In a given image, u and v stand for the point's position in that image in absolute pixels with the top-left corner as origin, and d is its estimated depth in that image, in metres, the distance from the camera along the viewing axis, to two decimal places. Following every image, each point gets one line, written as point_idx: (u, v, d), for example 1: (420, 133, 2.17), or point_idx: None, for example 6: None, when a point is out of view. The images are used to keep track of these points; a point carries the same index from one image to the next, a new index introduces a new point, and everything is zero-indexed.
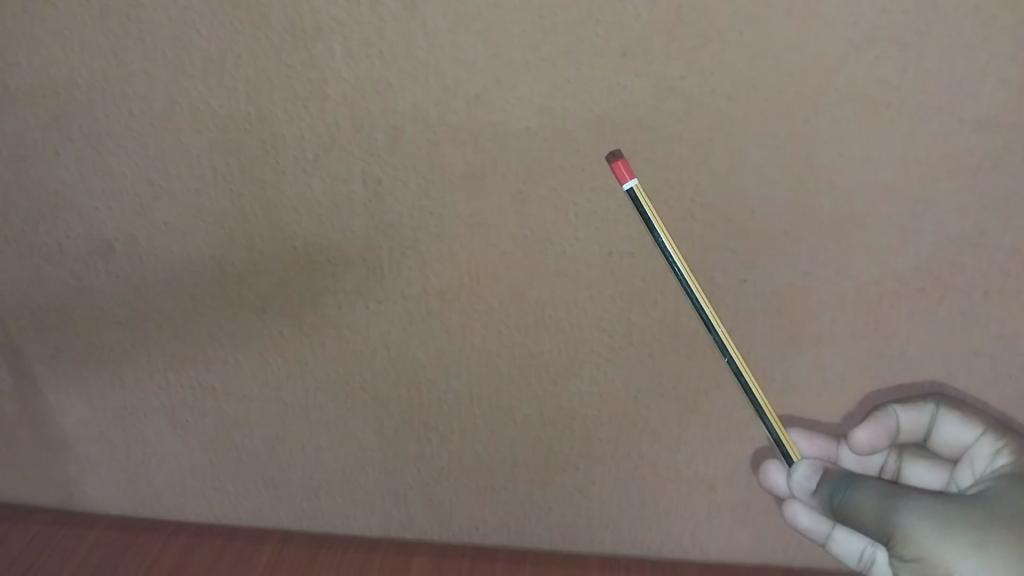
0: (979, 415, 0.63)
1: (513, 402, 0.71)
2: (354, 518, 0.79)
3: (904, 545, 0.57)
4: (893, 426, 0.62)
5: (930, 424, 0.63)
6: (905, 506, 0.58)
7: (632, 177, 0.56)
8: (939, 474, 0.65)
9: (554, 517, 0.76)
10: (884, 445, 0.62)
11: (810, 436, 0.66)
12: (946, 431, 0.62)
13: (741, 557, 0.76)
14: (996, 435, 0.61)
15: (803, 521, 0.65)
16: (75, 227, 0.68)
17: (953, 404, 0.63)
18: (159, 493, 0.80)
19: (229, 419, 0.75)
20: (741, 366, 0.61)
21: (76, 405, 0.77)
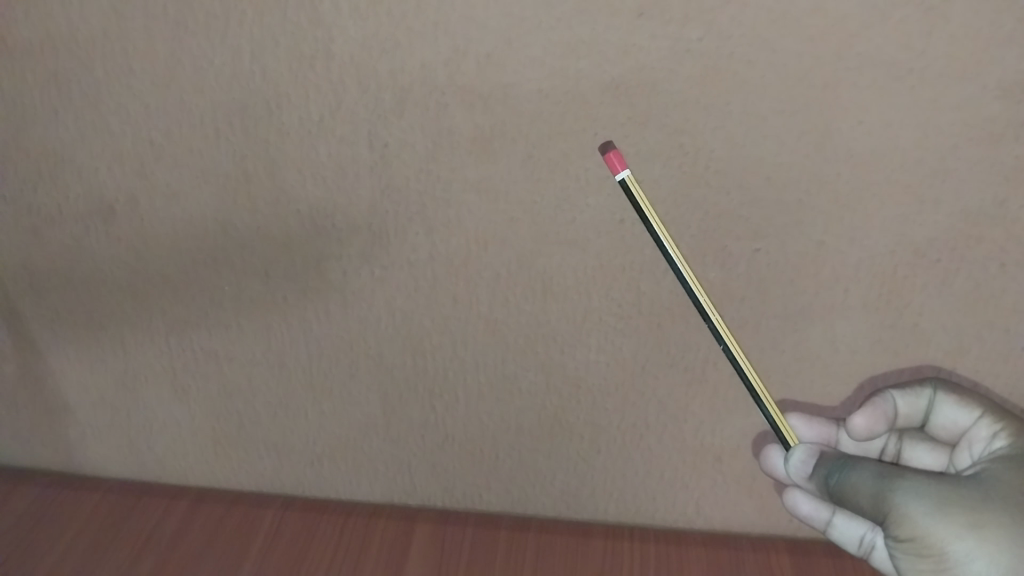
0: (978, 398, 0.62)
1: (519, 370, 0.70)
2: (357, 485, 0.78)
3: (899, 525, 0.56)
4: (891, 411, 0.62)
5: (928, 408, 0.63)
6: (900, 487, 0.57)
7: (625, 168, 0.58)
8: (939, 457, 0.66)
9: (559, 485, 0.76)
10: (882, 429, 0.62)
11: (809, 422, 0.66)
12: (943, 416, 0.62)
13: (745, 527, 0.76)
14: (994, 418, 0.61)
15: (803, 508, 0.66)
16: (75, 188, 0.67)
17: (951, 387, 0.62)
18: (161, 458, 0.80)
19: (231, 384, 0.75)
20: (737, 353, 0.62)
21: (77, 368, 0.76)
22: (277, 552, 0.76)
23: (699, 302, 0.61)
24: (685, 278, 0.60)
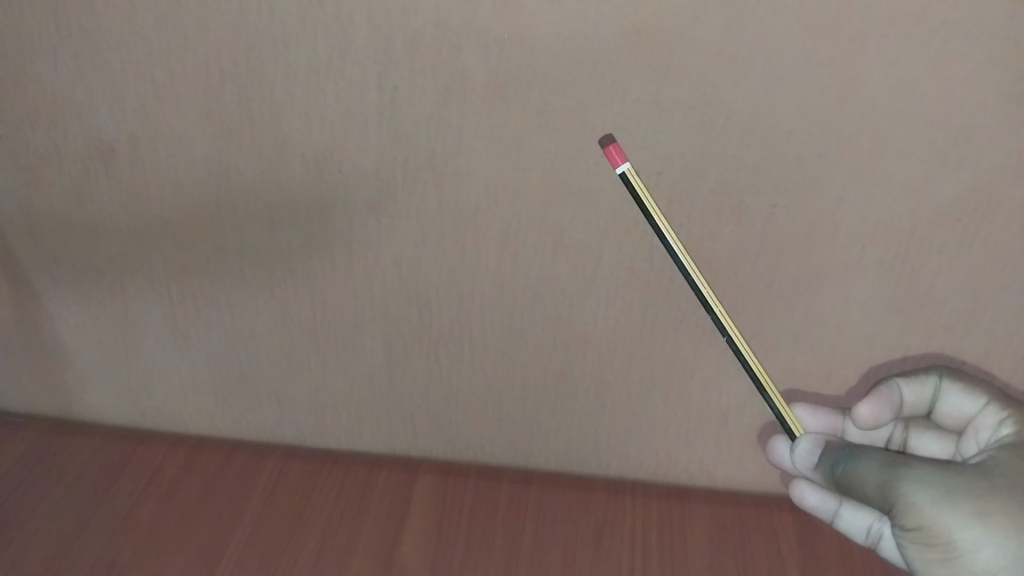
0: (984, 386, 0.61)
1: (526, 325, 0.69)
2: (359, 436, 0.78)
3: (905, 514, 0.54)
4: (896, 399, 0.61)
5: (934, 396, 0.62)
6: (906, 475, 0.55)
7: (625, 162, 0.57)
8: (945, 445, 0.65)
9: (562, 440, 0.76)
10: (887, 418, 0.61)
11: (814, 412, 0.66)
12: (949, 403, 0.62)
13: (747, 485, 0.76)
14: (1000, 405, 0.60)
15: (810, 500, 0.65)
16: (73, 128, 0.65)
17: (957, 374, 0.62)
18: (160, 405, 0.79)
19: (233, 333, 0.74)
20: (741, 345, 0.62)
21: (75, 313, 0.75)
22: (281, 493, 0.76)
23: (700, 291, 0.60)
24: (684, 266, 0.59)
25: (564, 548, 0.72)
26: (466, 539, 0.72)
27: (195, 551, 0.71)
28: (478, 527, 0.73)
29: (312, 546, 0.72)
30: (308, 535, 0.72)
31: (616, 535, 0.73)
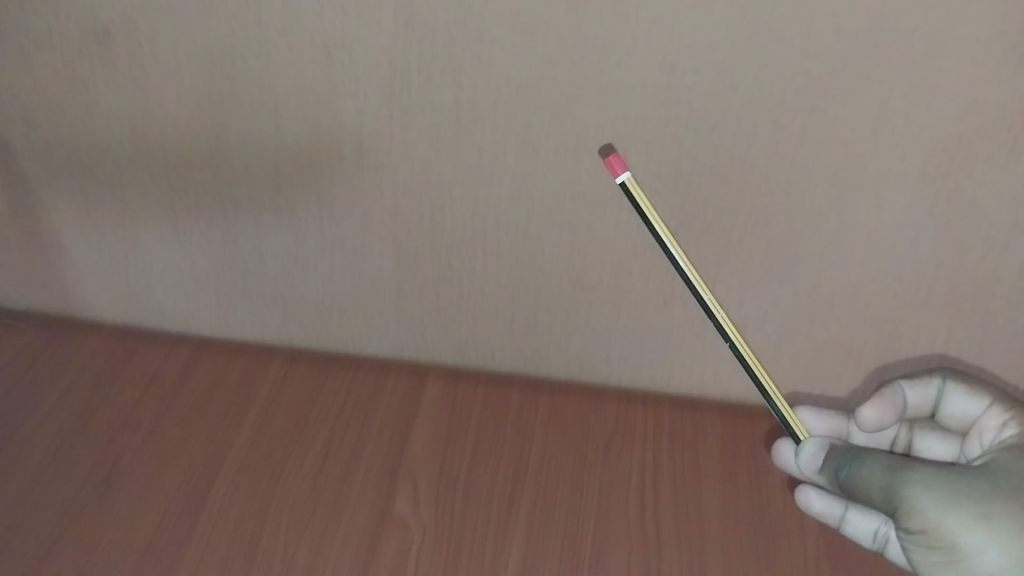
0: (987, 389, 0.65)
1: (544, 231, 0.67)
2: (367, 339, 0.77)
3: (910, 517, 0.58)
4: (900, 401, 0.66)
5: (937, 398, 0.66)
6: (910, 479, 0.59)
7: (626, 171, 0.59)
8: (950, 448, 0.67)
9: (575, 348, 0.74)
10: (891, 420, 0.66)
11: (820, 415, 0.70)
12: (953, 405, 0.66)
13: (759, 397, 0.75)
14: (1003, 407, 0.64)
15: (816, 506, 0.67)
16: (64, 6, 0.60)
17: (960, 377, 0.66)
18: (161, 303, 0.77)
19: (236, 232, 0.71)
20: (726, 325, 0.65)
21: (71, 207, 0.72)
22: (286, 395, 0.75)
23: (703, 301, 0.64)
24: (686, 273, 0.63)
25: (572, 455, 0.72)
26: (474, 444, 0.72)
27: (199, 448, 0.71)
28: (485, 434, 0.73)
29: (317, 448, 0.71)
30: (314, 436, 0.72)
31: (625, 444, 0.73)
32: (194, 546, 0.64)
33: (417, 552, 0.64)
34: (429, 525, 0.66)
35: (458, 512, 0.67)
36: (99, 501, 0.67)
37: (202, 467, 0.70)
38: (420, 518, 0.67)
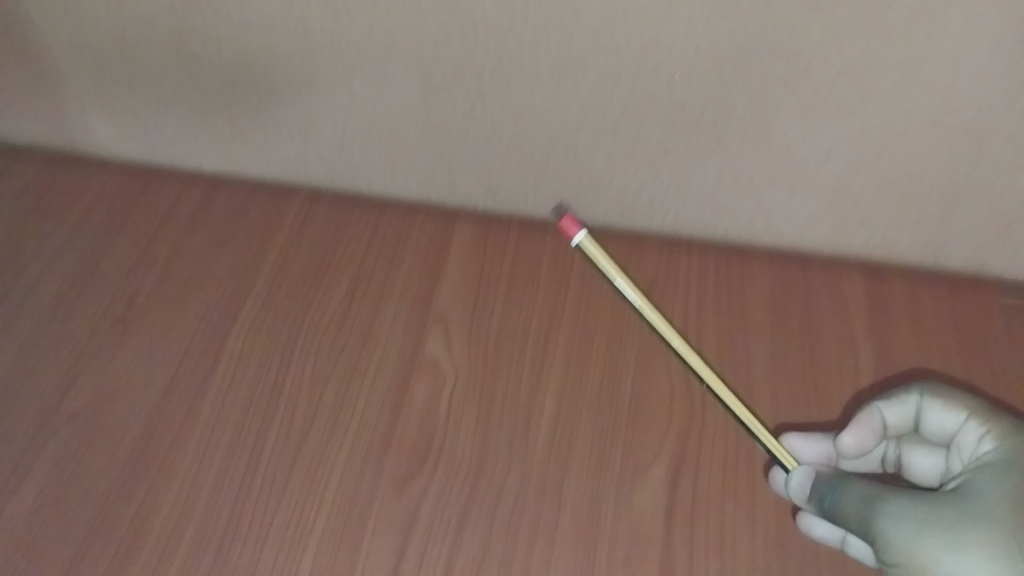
0: (971, 402, 0.55)
1: (587, 55, 0.59)
2: (391, 181, 0.72)
3: (884, 551, 0.49)
4: (877, 423, 0.56)
5: (917, 416, 0.56)
6: (889, 509, 0.49)
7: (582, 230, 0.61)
8: (936, 468, 0.55)
9: (615, 192, 0.69)
10: (871, 446, 0.56)
11: (805, 437, 0.59)
12: (933, 421, 0.55)
13: (813, 246, 0.70)
14: (982, 420, 0.53)
15: (817, 531, 0.56)
16: None
17: (938, 388, 0.55)
18: (170, 140, 0.72)
19: (245, 57, 0.64)
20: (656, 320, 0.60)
21: (63, 30, 0.65)
22: (309, 232, 0.71)
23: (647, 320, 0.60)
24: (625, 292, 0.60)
25: (612, 297, 0.68)
26: (509, 286, 0.69)
27: (217, 287, 0.68)
28: (520, 275, 0.69)
29: (344, 289, 0.68)
30: (340, 276, 0.69)
31: (670, 287, 0.69)
32: (215, 387, 0.62)
33: (448, 398, 0.62)
34: (461, 370, 0.64)
35: (491, 357, 0.64)
36: (115, 340, 0.64)
37: (220, 306, 0.67)
38: (452, 363, 0.64)
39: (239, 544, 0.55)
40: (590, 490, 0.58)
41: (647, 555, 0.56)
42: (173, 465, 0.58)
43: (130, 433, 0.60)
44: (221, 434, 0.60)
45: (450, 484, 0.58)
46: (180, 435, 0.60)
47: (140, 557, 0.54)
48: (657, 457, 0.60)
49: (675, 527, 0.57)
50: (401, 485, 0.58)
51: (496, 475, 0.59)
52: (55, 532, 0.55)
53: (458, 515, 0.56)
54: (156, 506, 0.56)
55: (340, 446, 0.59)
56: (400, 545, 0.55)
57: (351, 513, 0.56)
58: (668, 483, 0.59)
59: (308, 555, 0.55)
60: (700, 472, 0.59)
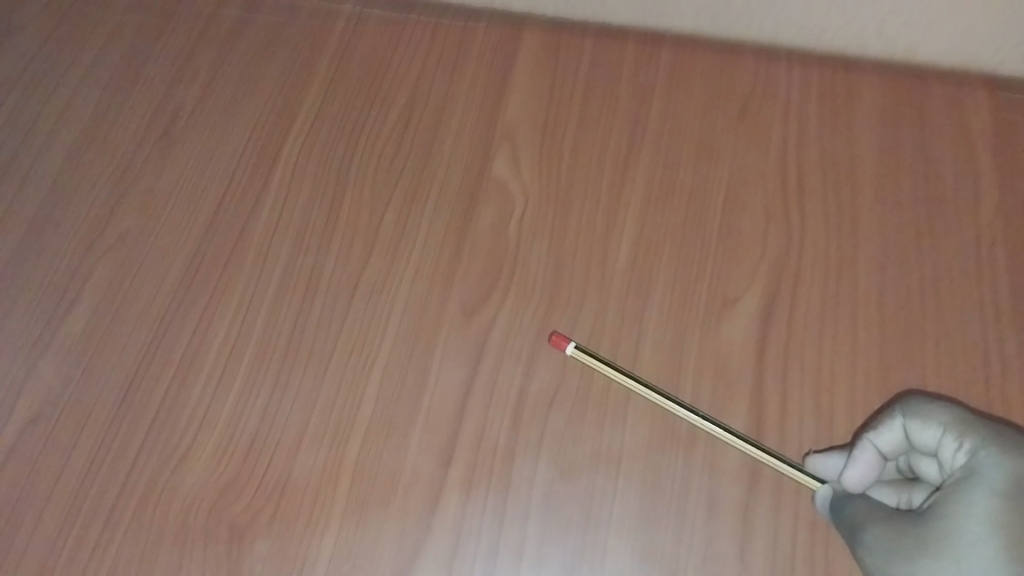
0: (959, 415, 0.44)
1: None
2: None
3: None
4: (859, 456, 0.46)
5: (906, 439, 0.45)
6: (867, 541, 0.43)
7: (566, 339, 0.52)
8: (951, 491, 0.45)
9: None
10: (867, 481, 0.46)
11: (828, 454, 0.48)
12: (924, 444, 0.45)
13: (933, 58, 0.62)
14: (971, 438, 0.43)
15: None
16: None
17: (919, 405, 0.45)
18: None
19: None
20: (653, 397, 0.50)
21: None
22: (363, 42, 0.64)
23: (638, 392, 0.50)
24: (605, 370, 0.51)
25: (701, 115, 0.61)
26: (584, 101, 0.62)
27: (266, 101, 0.62)
28: (597, 90, 0.62)
29: (401, 103, 0.62)
30: (397, 89, 0.62)
31: (766, 104, 0.61)
32: (268, 208, 0.57)
33: (519, 222, 0.57)
34: (532, 192, 0.58)
35: (565, 178, 0.58)
36: (161, 157, 0.59)
37: (271, 122, 0.61)
38: (522, 184, 0.58)
39: (299, 370, 0.52)
40: (674, 321, 0.53)
41: (737, 390, 0.51)
42: (228, 289, 0.54)
43: (181, 255, 0.56)
44: (276, 258, 0.56)
45: (522, 313, 0.53)
46: (234, 258, 0.56)
47: (198, 381, 0.51)
48: (749, 288, 0.54)
49: (767, 361, 0.52)
50: (470, 314, 0.53)
51: (572, 303, 0.54)
52: (110, 355, 0.52)
53: (531, 346, 0.52)
54: (212, 330, 0.53)
55: (403, 272, 0.55)
56: (470, 375, 0.51)
57: (417, 341, 0.52)
58: (761, 316, 0.53)
59: (372, 382, 0.51)
60: (796, 304, 0.54)
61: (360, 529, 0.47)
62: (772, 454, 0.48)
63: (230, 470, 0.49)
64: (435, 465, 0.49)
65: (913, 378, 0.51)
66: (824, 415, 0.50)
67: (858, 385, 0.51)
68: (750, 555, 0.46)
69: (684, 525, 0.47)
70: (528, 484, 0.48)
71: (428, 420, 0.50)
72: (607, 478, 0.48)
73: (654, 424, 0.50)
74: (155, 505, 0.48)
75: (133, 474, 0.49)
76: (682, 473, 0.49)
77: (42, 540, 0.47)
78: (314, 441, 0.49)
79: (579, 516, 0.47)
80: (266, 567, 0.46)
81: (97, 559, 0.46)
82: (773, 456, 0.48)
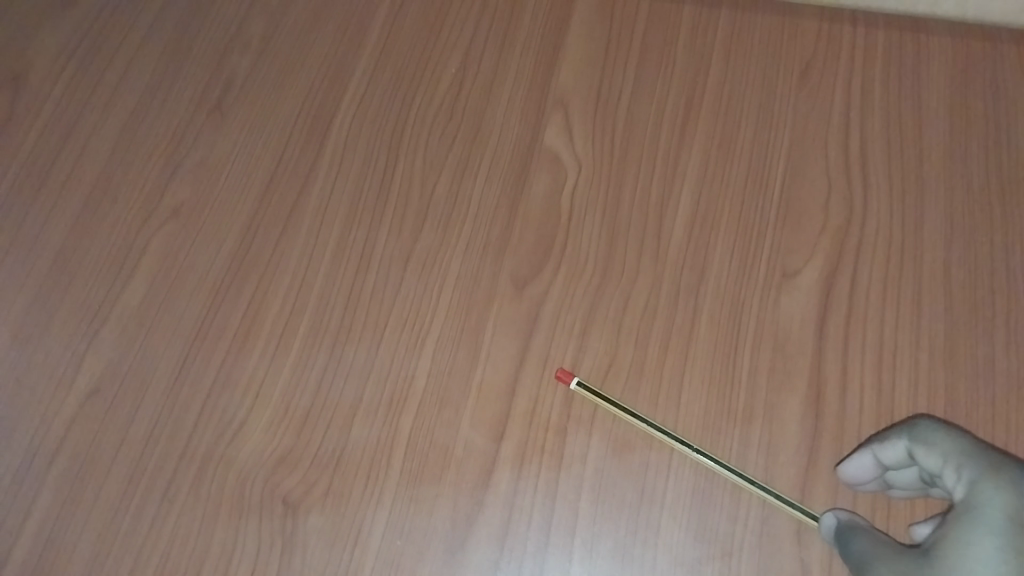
0: (963, 443, 0.41)
1: None
2: None
3: None
4: (858, 461, 0.45)
5: (911, 459, 0.43)
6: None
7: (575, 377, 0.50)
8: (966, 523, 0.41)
9: None
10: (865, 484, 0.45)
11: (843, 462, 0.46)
12: (923, 466, 0.42)
13: (1003, 16, 0.60)
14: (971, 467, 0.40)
15: None
16: None
17: (928, 429, 0.42)
18: None
19: None
20: (664, 436, 0.48)
21: None
22: (413, 9, 0.63)
23: (650, 432, 0.48)
24: (616, 410, 0.49)
25: (761, 80, 0.59)
26: (639, 66, 0.60)
27: (317, 71, 0.61)
28: (653, 54, 0.60)
29: (452, 70, 0.61)
30: (447, 57, 0.61)
31: (830, 67, 0.59)
32: (320, 179, 0.57)
33: (571, 193, 0.56)
34: (585, 161, 0.57)
35: (619, 146, 0.57)
36: (214, 129, 0.60)
37: (322, 91, 0.61)
38: (575, 153, 0.57)
39: (352, 343, 0.52)
40: (731, 294, 0.52)
41: (796, 364, 0.50)
42: (282, 261, 0.55)
43: (235, 227, 0.56)
44: (328, 230, 0.55)
45: (575, 286, 0.53)
46: (287, 230, 0.56)
47: (252, 354, 0.52)
48: (810, 259, 0.53)
49: (827, 335, 0.50)
50: (522, 286, 0.53)
51: (625, 276, 0.53)
52: (167, 327, 0.53)
53: (583, 319, 0.52)
54: (266, 303, 0.53)
55: (456, 244, 0.54)
56: (522, 348, 0.51)
57: (470, 315, 0.52)
58: (822, 289, 0.52)
59: (425, 355, 0.51)
60: (859, 277, 0.52)
61: (413, 502, 0.47)
62: (788, 503, 0.46)
63: (285, 443, 0.49)
64: (487, 440, 0.49)
65: (981, 353, 0.50)
66: (887, 390, 0.49)
67: (921, 359, 0.50)
68: (807, 536, 0.46)
69: (740, 504, 0.46)
70: (580, 460, 0.48)
71: (480, 394, 0.50)
72: (661, 455, 0.48)
73: (709, 400, 0.49)
74: (212, 476, 0.49)
75: (191, 446, 0.49)
76: (737, 450, 0.48)
77: (106, 508, 0.48)
78: (367, 415, 0.50)
79: (633, 493, 0.47)
80: (322, 539, 0.47)
81: (158, 528, 0.47)
82: (790, 505, 0.46)
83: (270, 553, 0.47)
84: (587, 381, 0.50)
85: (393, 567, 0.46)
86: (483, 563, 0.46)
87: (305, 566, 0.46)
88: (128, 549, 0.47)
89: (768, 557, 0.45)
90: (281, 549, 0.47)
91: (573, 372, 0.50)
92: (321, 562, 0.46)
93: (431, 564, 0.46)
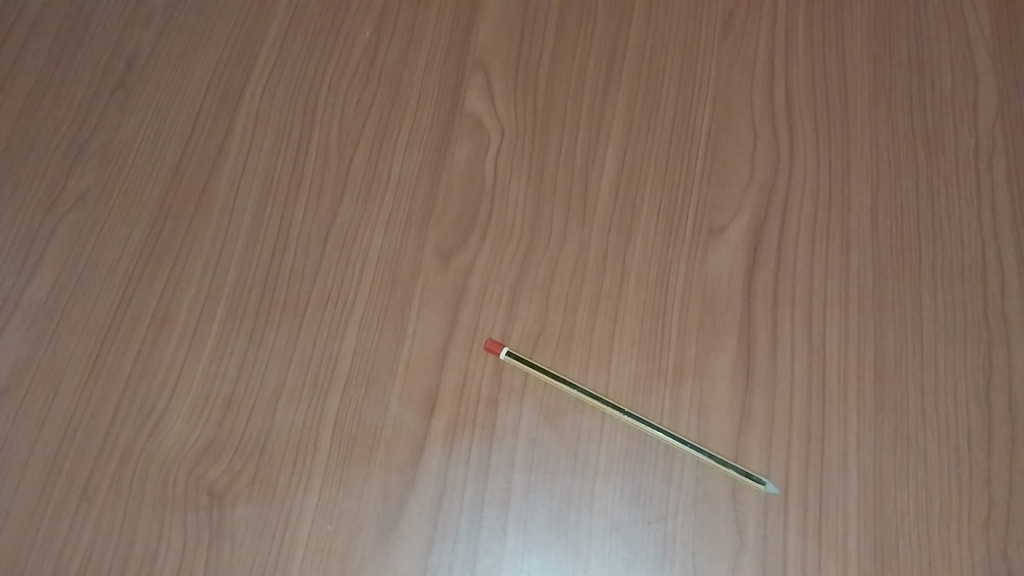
0: None
1: None
2: None
3: None
4: None
5: None
6: None
7: (502, 346, 0.49)
8: None
9: None
10: None
11: None
12: None
13: None
14: None
15: None
16: None
17: None
18: None
19: None
20: (596, 403, 0.47)
21: None
22: None
23: (581, 399, 0.48)
24: (547, 377, 0.48)
25: (683, 33, 0.58)
26: (559, 24, 0.58)
27: (225, 43, 0.59)
28: (574, 10, 0.59)
29: (366, 36, 0.58)
30: (361, 21, 0.59)
31: (752, 17, 0.58)
32: (233, 155, 0.55)
33: (494, 157, 0.54)
34: (507, 124, 0.55)
35: (542, 108, 0.56)
36: (118, 107, 0.57)
37: (231, 64, 0.58)
38: (496, 116, 0.55)
39: (274, 325, 0.50)
40: (659, 254, 0.51)
41: (726, 322, 0.49)
42: (196, 243, 0.52)
43: (146, 209, 0.53)
44: (244, 208, 0.53)
45: (501, 254, 0.51)
46: (201, 211, 0.53)
47: (170, 342, 0.50)
48: (737, 213, 0.52)
49: (756, 290, 0.50)
50: (447, 256, 0.51)
51: (552, 241, 0.52)
52: (78, 318, 0.51)
53: (511, 287, 0.50)
54: (182, 287, 0.51)
55: (377, 217, 0.53)
56: (450, 320, 0.50)
57: (394, 290, 0.51)
58: (750, 243, 0.51)
59: (350, 334, 0.49)
60: (787, 230, 0.51)
61: (342, 486, 0.46)
62: (722, 462, 0.46)
63: (209, 432, 0.48)
64: (417, 417, 0.47)
65: (910, 299, 0.49)
66: (818, 343, 0.48)
67: (850, 309, 0.49)
68: (741, 493, 0.45)
69: (674, 464, 0.46)
70: (513, 431, 0.47)
71: (408, 371, 0.48)
72: (594, 421, 0.47)
73: (641, 362, 0.48)
74: (133, 472, 0.47)
75: (110, 441, 0.47)
76: (669, 411, 0.47)
77: (22, 511, 0.46)
78: (292, 398, 0.48)
79: (566, 461, 0.46)
80: (250, 529, 0.45)
81: (77, 528, 0.46)
82: (724, 464, 0.46)
83: (198, 547, 0.45)
84: (516, 350, 0.49)
85: (325, 554, 0.45)
86: (418, 545, 0.45)
87: (235, 558, 0.45)
88: (47, 551, 0.45)
89: (704, 517, 0.45)
90: (207, 543, 0.45)
91: (499, 342, 0.49)
92: (251, 553, 0.45)
93: (364, 548, 0.45)
